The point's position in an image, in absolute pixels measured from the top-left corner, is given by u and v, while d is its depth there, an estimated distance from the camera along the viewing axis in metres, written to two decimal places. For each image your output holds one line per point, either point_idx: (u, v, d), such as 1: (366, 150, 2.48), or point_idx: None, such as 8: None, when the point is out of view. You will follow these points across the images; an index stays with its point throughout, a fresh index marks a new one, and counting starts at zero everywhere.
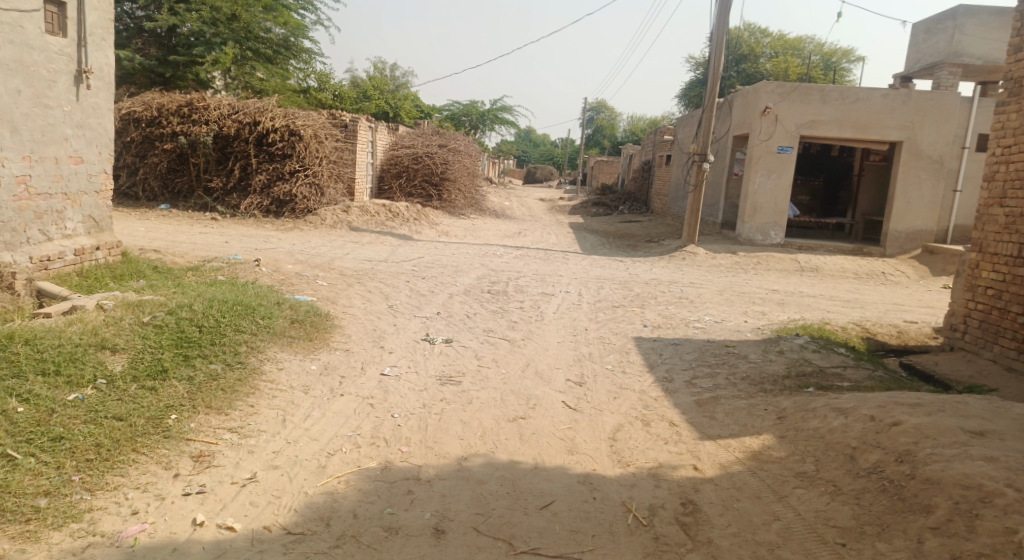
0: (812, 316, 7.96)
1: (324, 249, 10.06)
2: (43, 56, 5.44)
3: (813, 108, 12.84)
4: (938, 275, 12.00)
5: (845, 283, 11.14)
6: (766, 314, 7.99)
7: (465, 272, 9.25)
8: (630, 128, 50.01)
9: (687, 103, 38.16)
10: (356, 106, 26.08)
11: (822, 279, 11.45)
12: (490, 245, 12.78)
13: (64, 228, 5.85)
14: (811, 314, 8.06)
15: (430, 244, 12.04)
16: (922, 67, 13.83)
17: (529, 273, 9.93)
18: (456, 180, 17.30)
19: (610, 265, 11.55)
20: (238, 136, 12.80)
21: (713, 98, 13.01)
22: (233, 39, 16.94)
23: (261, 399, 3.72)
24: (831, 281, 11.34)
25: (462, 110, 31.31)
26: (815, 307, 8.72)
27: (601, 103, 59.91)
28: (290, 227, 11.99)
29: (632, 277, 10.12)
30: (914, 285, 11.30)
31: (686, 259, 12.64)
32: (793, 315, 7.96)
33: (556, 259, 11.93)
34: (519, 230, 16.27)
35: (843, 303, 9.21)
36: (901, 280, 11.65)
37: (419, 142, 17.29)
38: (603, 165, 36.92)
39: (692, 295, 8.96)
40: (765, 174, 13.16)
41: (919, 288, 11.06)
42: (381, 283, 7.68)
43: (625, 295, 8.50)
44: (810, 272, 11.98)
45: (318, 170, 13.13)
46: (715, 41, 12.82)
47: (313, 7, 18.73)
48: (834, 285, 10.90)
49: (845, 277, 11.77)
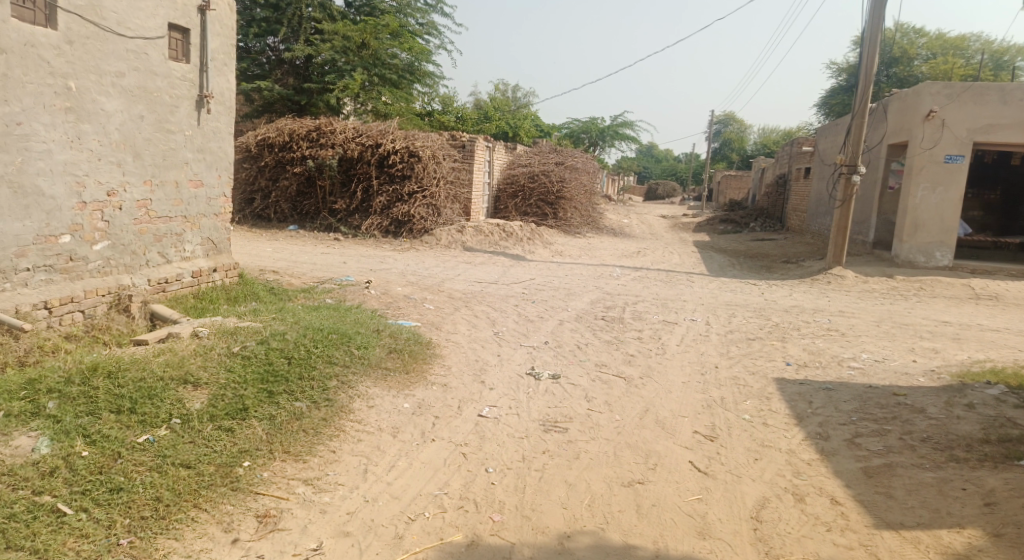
0: (999, 356, 6.61)
1: (437, 270, 9.87)
2: (167, 82, 5.50)
3: (991, 110, 11.21)
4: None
5: None
6: (938, 352, 6.74)
7: (579, 295, 8.67)
8: (761, 142, 47.34)
9: (827, 112, 35.43)
10: (478, 127, 26.41)
11: (1004, 309, 9.75)
12: (608, 266, 12.11)
13: (182, 251, 5.92)
14: (997, 354, 6.70)
15: (545, 265, 11.59)
16: None
17: (650, 298, 9.16)
18: (573, 199, 16.81)
19: (741, 289, 10.51)
20: (361, 159, 13.07)
21: (865, 102, 11.62)
22: (361, 66, 17.48)
23: (345, 443, 3.34)
24: (1017, 311, 9.61)
25: (582, 128, 30.87)
26: (1001, 345, 7.28)
27: (729, 116, 57.30)
28: (407, 248, 12.00)
29: (767, 303, 9.08)
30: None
31: (831, 283, 11.30)
32: (973, 354, 6.66)
33: (679, 282, 11.04)
34: (639, 249, 15.46)
35: None
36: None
37: (537, 160, 16.99)
38: (731, 180, 35.01)
39: (840, 326, 7.82)
40: (927, 187, 11.56)
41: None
42: (491, 307, 7.28)
43: (761, 325, 7.54)
44: (987, 300, 10.28)
45: (436, 191, 13.14)
46: (868, 40, 11.48)
47: (437, 31, 19.07)
48: (1020, 317, 9.22)
49: None
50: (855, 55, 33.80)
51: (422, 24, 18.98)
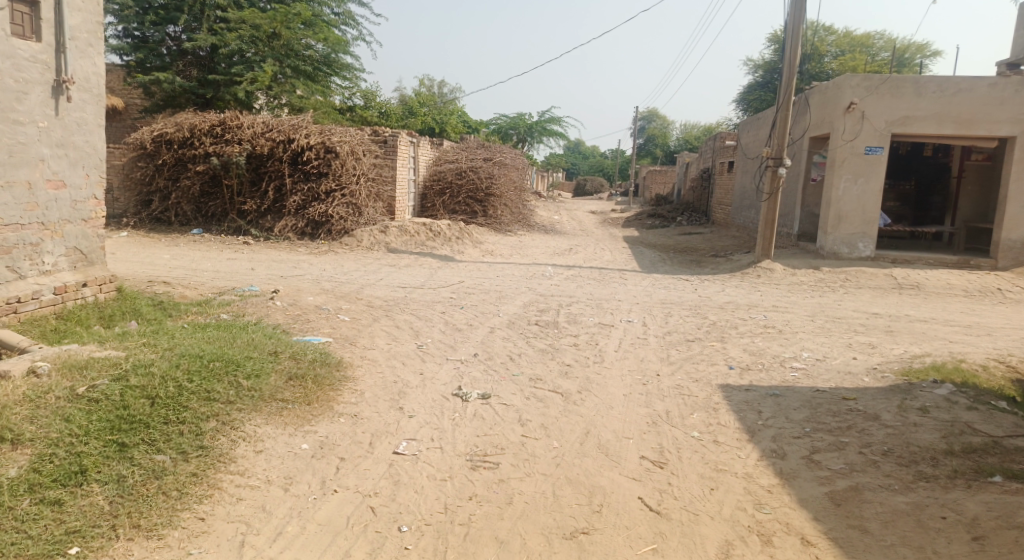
0: (935, 349, 6.51)
1: (356, 274, 9.13)
2: (9, 63, 4.61)
3: (907, 101, 11.34)
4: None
5: (956, 303, 9.57)
6: (876, 347, 6.59)
7: (510, 298, 8.14)
8: (684, 137, 48.29)
9: (745, 107, 36.37)
10: (402, 123, 25.56)
11: (927, 298, 9.90)
12: (539, 265, 11.65)
13: (40, 264, 5.03)
14: (933, 347, 6.61)
15: (474, 265, 11.02)
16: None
17: (584, 298, 8.75)
18: (502, 196, 16.31)
19: (676, 286, 10.26)
20: (272, 155, 12.12)
21: (788, 95, 11.61)
22: (272, 57, 16.39)
23: (219, 506, 2.69)
24: (939, 300, 9.77)
25: (509, 124, 30.45)
26: (933, 336, 7.24)
27: (653, 112, 58.32)
28: (325, 251, 11.16)
29: (702, 300, 8.83)
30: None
31: (761, 277, 11.24)
32: (911, 348, 6.54)
33: (612, 279, 10.70)
34: (570, 246, 15.10)
35: (964, 330, 7.69)
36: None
37: (464, 156, 16.38)
38: (657, 175, 35.45)
39: (778, 322, 7.61)
40: (850, 179, 11.64)
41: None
42: (414, 315, 6.64)
43: (699, 324, 7.22)
44: (909, 289, 10.43)
45: (355, 189, 12.34)
46: (790, 33, 11.46)
47: (354, 22, 18.15)
48: (943, 305, 9.35)
49: (952, 295, 10.17)
50: (771, 52, 34.84)
51: (337, 14, 18.01)
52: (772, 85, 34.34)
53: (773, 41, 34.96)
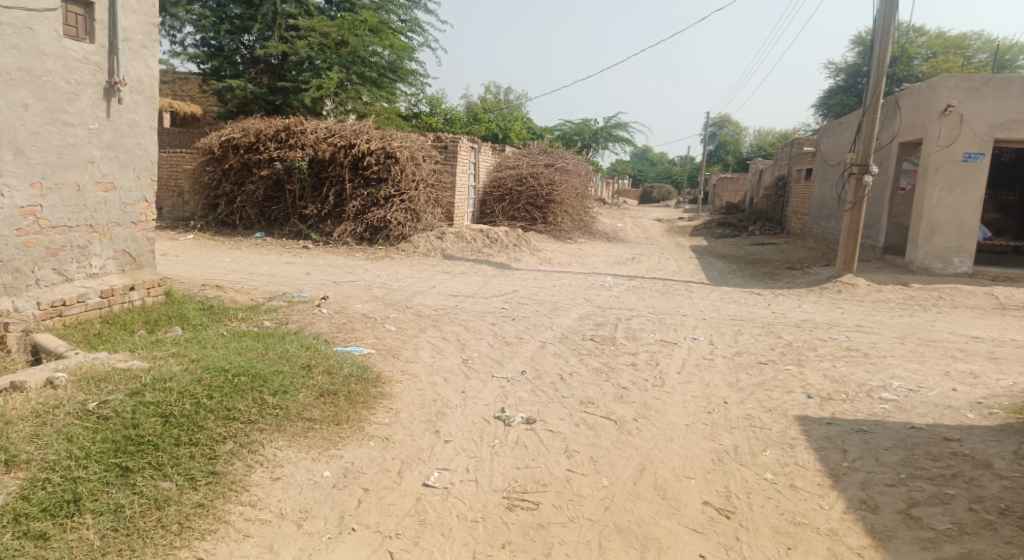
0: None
1: (409, 281, 8.94)
2: (60, 64, 4.56)
3: (1012, 105, 10.43)
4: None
5: None
6: (977, 377, 5.84)
7: (565, 310, 7.74)
8: (757, 144, 46.59)
9: (824, 113, 34.68)
10: (466, 130, 25.57)
11: None
12: (599, 275, 11.19)
13: (88, 267, 4.99)
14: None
15: (532, 274, 10.68)
16: None
17: (645, 312, 8.25)
18: (564, 202, 15.90)
19: (745, 300, 9.61)
20: (334, 160, 12.15)
21: (877, 98, 10.82)
22: (339, 64, 16.52)
23: (223, 544, 2.42)
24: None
25: (574, 130, 30.03)
26: None
27: (724, 118, 56.61)
28: (381, 257, 11.07)
29: (774, 318, 8.18)
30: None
31: (841, 293, 10.43)
32: (1020, 379, 5.75)
33: (677, 292, 10.14)
34: (633, 256, 14.54)
35: None
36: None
37: (525, 162, 16.11)
38: (727, 183, 34.23)
39: (861, 344, 6.91)
40: (945, 188, 10.74)
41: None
42: (463, 326, 6.34)
43: (771, 345, 6.63)
44: (1013, 310, 9.43)
45: (414, 195, 12.24)
46: (879, 32, 10.68)
47: (420, 28, 18.19)
48: None
49: None
50: (853, 55, 33.12)
51: (404, 21, 18.08)
52: (854, 89, 32.61)
53: (855, 43, 33.22)
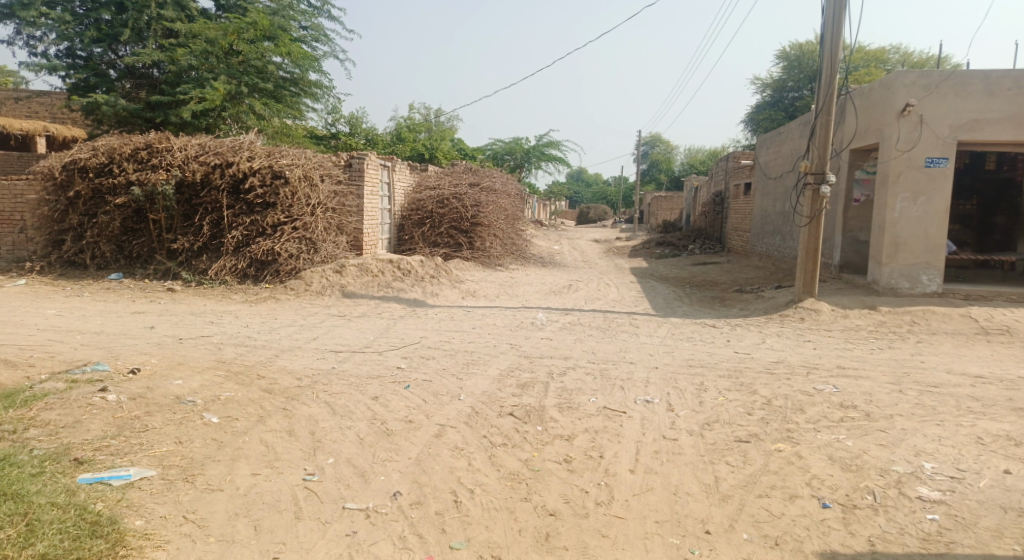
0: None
1: (286, 332, 6.98)
2: None
3: (974, 102, 9.59)
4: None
5: None
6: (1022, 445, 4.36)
7: (479, 366, 5.97)
8: (689, 161, 46.51)
9: (754, 128, 34.53)
10: (388, 151, 23.77)
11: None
12: (529, 309, 9.48)
13: None
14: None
15: (448, 311, 8.89)
16: None
17: (584, 360, 6.57)
18: (490, 225, 14.23)
19: (701, 338, 8.11)
20: (208, 183, 10.06)
21: (833, 97, 9.68)
22: (226, 74, 14.33)
23: None
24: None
25: (505, 149, 28.60)
26: None
27: (656, 138, 56.87)
28: (264, 298, 9.04)
29: (739, 363, 6.65)
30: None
31: (805, 321, 9.43)
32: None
33: (621, 328, 8.52)
34: (570, 282, 12.95)
35: None
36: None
37: (447, 182, 14.39)
38: (662, 201, 33.52)
39: (854, 398, 5.39)
40: (908, 198, 9.79)
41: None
42: (327, 406, 4.46)
43: (746, 407, 5.02)
44: (996, 338, 8.52)
45: (309, 221, 10.33)
46: (828, 23, 9.54)
47: (325, 37, 16.32)
48: None
49: None
50: (779, 70, 33.08)
51: (306, 29, 16.21)
52: (781, 103, 32.51)
53: (780, 58, 33.20)
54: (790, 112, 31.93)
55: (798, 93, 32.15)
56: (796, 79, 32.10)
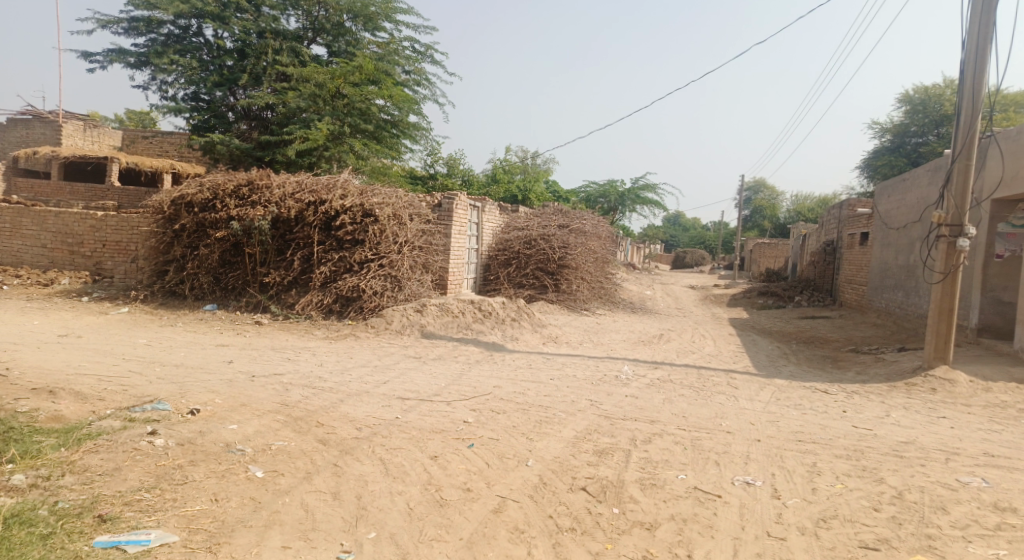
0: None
1: (357, 374, 6.72)
2: None
3: None
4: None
5: None
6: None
7: (554, 425, 5.43)
8: (796, 208, 44.23)
9: (870, 175, 32.36)
10: (484, 191, 23.91)
11: None
12: (616, 360, 8.83)
13: None
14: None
15: (528, 359, 8.41)
16: None
17: (673, 425, 5.90)
18: (579, 268, 13.74)
19: (810, 406, 7.18)
20: (302, 219, 10.19)
21: (975, 140, 8.60)
22: (330, 116, 14.81)
23: None
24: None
25: (600, 192, 28.15)
26: None
27: (760, 183, 54.76)
28: (344, 335, 8.93)
29: (858, 442, 5.77)
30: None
31: (936, 393, 8.31)
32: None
33: (717, 388, 7.73)
34: (662, 332, 12.17)
35: None
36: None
37: (536, 223, 14.14)
38: (765, 248, 31.82)
39: (1011, 499, 4.52)
40: None
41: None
42: (381, 466, 4.07)
43: (872, 501, 4.27)
44: None
45: (395, 259, 10.24)
46: (968, 57, 8.59)
47: (426, 81, 16.65)
48: None
49: None
50: (899, 113, 30.96)
51: (409, 73, 16.60)
52: (901, 149, 30.31)
53: (901, 101, 31.07)
54: (912, 158, 29.67)
55: (921, 138, 29.89)
56: (919, 123, 29.88)
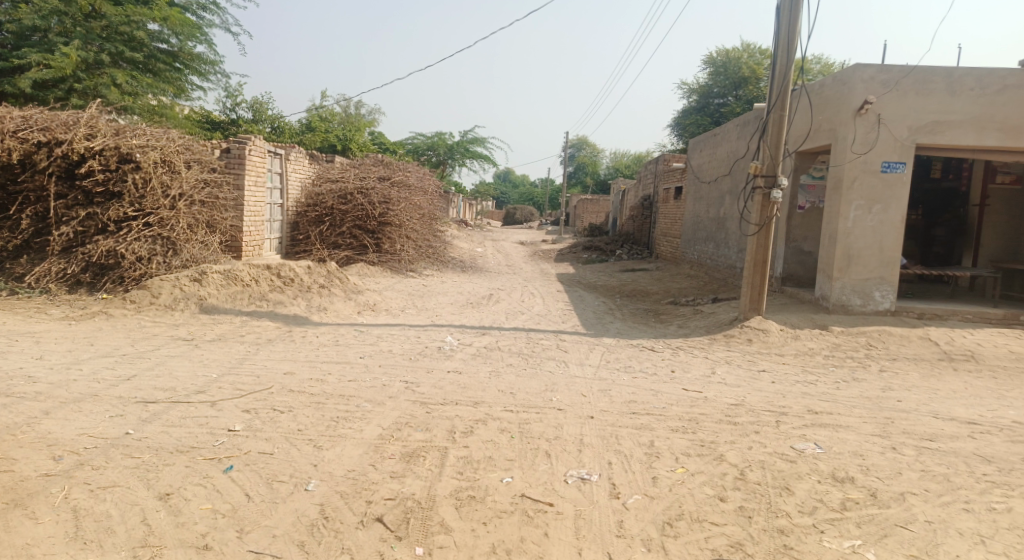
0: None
1: (92, 368, 5.08)
2: None
3: (935, 102, 9.03)
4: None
5: None
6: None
7: (351, 423, 4.31)
8: (616, 165, 45.99)
9: (679, 133, 34.19)
10: (296, 140, 21.53)
11: (992, 392, 7.18)
12: (437, 328, 7.86)
13: None
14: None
15: (334, 333, 7.17)
16: None
17: (498, 406, 5.08)
18: (402, 225, 12.54)
19: (641, 368, 6.77)
20: (31, 165, 7.89)
21: (789, 90, 8.61)
22: (83, 39, 11.95)
23: None
24: (1019, 396, 7.13)
25: (426, 143, 26.70)
26: None
27: (582, 140, 56.39)
28: (93, 313, 7.05)
29: (693, 409, 5.39)
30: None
31: (752, 344, 8.41)
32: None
33: (546, 353, 7.07)
34: (490, 291, 11.44)
35: None
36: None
37: (352, 174, 12.59)
38: (589, 204, 32.62)
39: (847, 467, 4.35)
40: (862, 206, 9.17)
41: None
42: (69, 524, 2.89)
43: (716, 489, 3.86)
44: (953, 367, 8.10)
45: (167, 216, 8.35)
46: (784, 5, 8.51)
47: (213, 4, 14.13)
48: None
49: (1009, 379, 7.79)
50: (704, 75, 32.80)
51: None
52: (706, 110, 32.23)
53: (706, 63, 32.88)
54: (716, 118, 31.69)
55: (722, 99, 31.90)
56: (721, 85, 31.82)
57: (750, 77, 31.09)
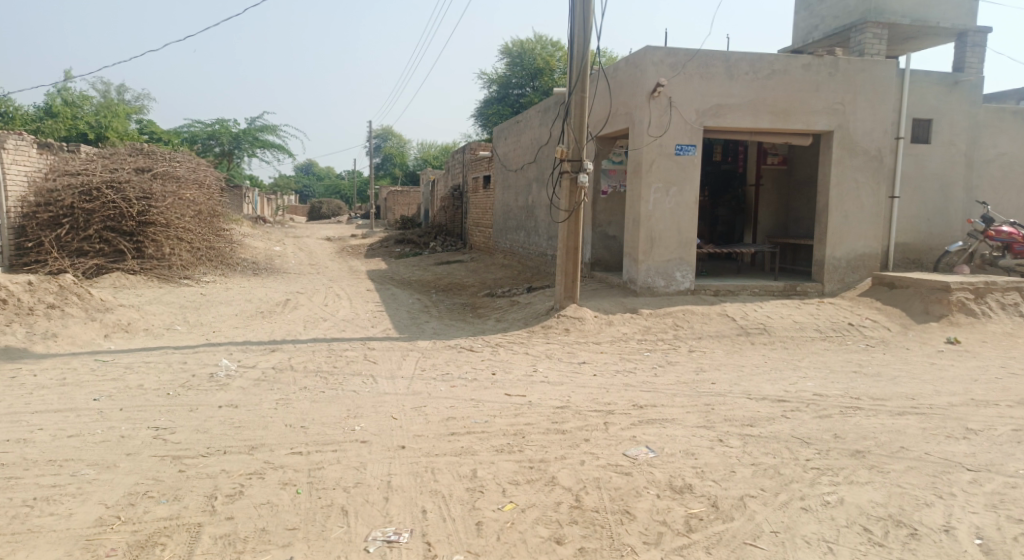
0: (1006, 523, 3.47)
1: None
2: None
3: (718, 86, 9.39)
4: (922, 321, 9.27)
5: (827, 370, 7.27)
6: (923, 539, 3.26)
7: (50, 507, 3.22)
8: (423, 155, 45.16)
9: (483, 122, 34.26)
10: (33, 127, 17.86)
11: (788, 364, 7.51)
12: (212, 349, 6.49)
13: None
14: (993, 514, 3.56)
15: (65, 368, 5.55)
16: (824, 35, 11.43)
17: (280, 447, 4.05)
18: (170, 225, 10.60)
19: (457, 374, 6.04)
20: None
21: (588, 71, 8.39)
22: None
23: None
24: (811, 365, 7.53)
25: (206, 132, 23.69)
26: (934, 470, 4.22)
27: (387, 130, 54.83)
28: None
29: (515, 419, 4.76)
30: (913, 358, 7.99)
31: (570, 334, 8.10)
32: (973, 525, 3.42)
33: (347, 367, 6.08)
34: (285, 296, 10.06)
35: (932, 438, 4.89)
36: (890, 351, 8.33)
37: (99, 166, 10.48)
38: (398, 196, 31.44)
39: (681, 472, 3.96)
40: (661, 188, 9.29)
41: (927, 364, 7.69)
42: None
43: (552, 527, 3.23)
44: (751, 341, 8.44)
45: None
46: None
47: None
48: (824, 379, 6.86)
49: (800, 349, 8.27)
50: (502, 65, 33.09)
51: None
52: (507, 100, 32.60)
53: (503, 54, 33.23)
54: (516, 109, 32.16)
55: (521, 90, 32.41)
56: (519, 76, 32.32)
57: (545, 68, 31.93)
